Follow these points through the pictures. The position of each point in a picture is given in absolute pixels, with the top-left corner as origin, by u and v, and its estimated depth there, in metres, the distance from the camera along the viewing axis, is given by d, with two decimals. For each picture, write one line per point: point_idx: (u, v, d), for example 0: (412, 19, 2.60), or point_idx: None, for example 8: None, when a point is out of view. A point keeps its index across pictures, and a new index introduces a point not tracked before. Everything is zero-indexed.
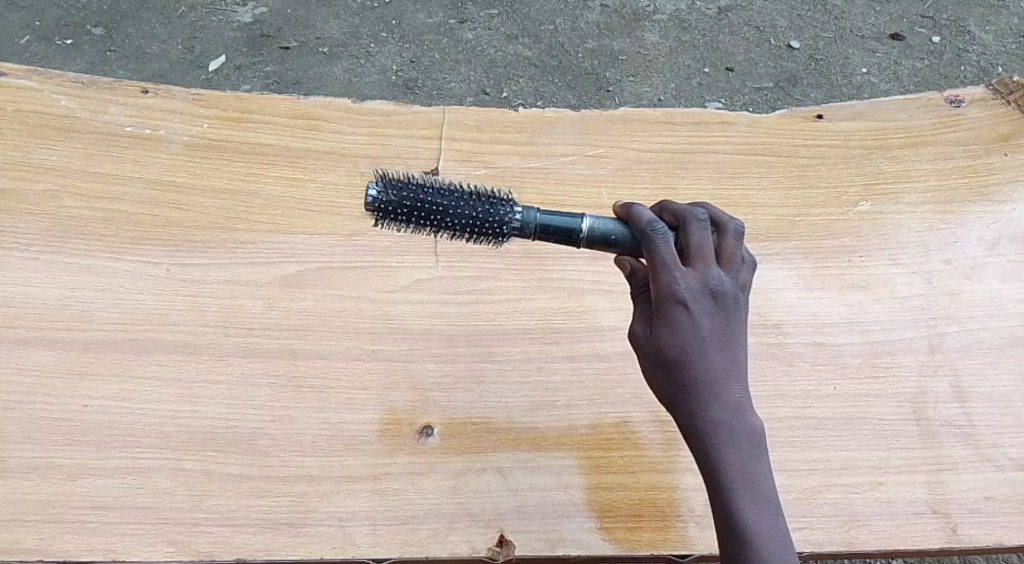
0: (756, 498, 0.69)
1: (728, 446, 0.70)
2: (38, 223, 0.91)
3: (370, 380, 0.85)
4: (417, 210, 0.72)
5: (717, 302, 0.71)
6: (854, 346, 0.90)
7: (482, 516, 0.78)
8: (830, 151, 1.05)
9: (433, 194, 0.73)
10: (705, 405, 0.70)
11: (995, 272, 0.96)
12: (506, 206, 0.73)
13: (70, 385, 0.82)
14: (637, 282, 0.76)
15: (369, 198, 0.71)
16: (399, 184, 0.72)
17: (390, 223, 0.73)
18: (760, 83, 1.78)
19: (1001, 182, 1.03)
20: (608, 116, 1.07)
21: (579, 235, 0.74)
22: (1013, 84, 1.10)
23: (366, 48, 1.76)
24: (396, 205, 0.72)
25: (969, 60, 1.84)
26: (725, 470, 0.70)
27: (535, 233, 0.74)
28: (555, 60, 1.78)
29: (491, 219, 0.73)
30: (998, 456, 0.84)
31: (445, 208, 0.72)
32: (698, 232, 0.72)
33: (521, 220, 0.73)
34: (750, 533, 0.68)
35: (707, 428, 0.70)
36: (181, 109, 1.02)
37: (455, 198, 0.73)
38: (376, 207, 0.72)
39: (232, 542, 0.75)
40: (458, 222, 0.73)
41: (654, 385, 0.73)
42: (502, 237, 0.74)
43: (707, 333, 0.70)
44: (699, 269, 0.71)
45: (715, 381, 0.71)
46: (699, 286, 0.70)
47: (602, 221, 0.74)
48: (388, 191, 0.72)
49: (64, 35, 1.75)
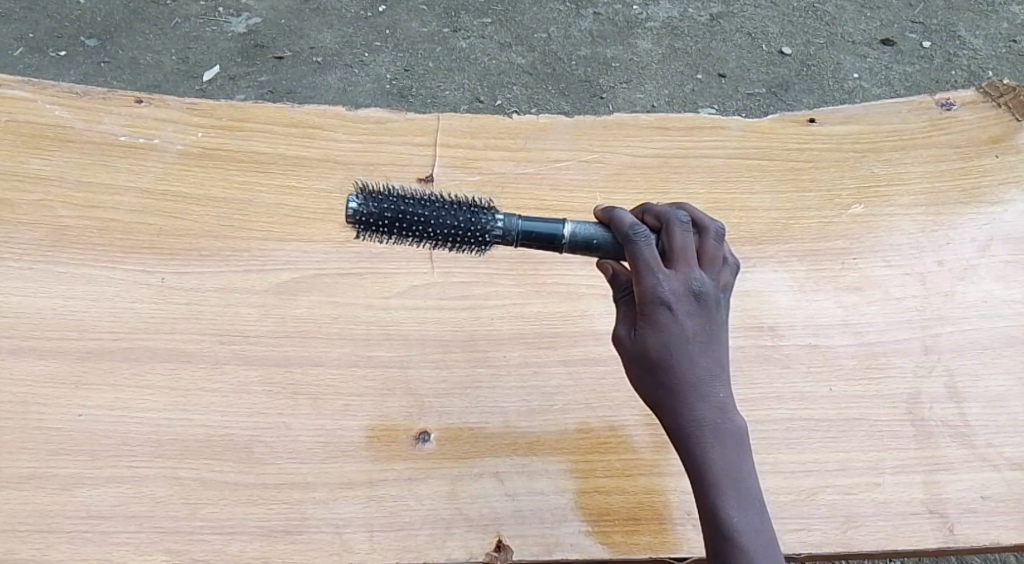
0: (741, 497, 0.70)
1: (713, 446, 0.70)
2: (32, 232, 0.91)
3: (366, 387, 0.85)
4: (400, 221, 0.72)
5: (701, 304, 0.71)
6: (848, 347, 0.90)
7: (479, 521, 0.78)
8: (823, 154, 1.05)
9: (415, 204, 0.73)
10: (690, 405, 0.71)
11: (988, 273, 0.97)
12: (488, 215, 0.74)
13: (65, 394, 0.82)
14: (619, 286, 0.77)
15: (351, 211, 0.71)
16: (381, 196, 0.72)
17: (372, 234, 0.73)
18: (752, 89, 1.78)
19: (994, 183, 1.03)
20: (602, 121, 1.07)
21: (561, 241, 0.75)
22: (1003, 87, 1.11)
23: (360, 57, 1.77)
24: (378, 217, 0.71)
25: (960, 64, 1.85)
26: (711, 470, 0.70)
27: (517, 240, 0.75)
28: (548, 67, 1.78)
29: (474, 229, 0.73)
30: (993, 456, 0.85)
31: (427, 219, 0.72)
32: (681, 235, 0.73)
33: (502, 227, 0.74)
34: (737, 533, 0.69)
35: (691, 429, 0.71)
36: (176, 118, 1.02)
37: (436, 208, 0.73)
38: (358, 220, 0.71)
39: (228, 550, 0.75)
40: (441, 232, 0.73)
41: (638, 387, 0.73)
42: (484, 245, 0.74)
43: (691, 334, 0.71)
44: (682, 271, 0.72)
45: (700, 381, 0.71)
46: (682, 288, 0.71)
47: (584, 225, 0.75)
48: (369, 204, 0.71)
49: (57, 47, 1.75)
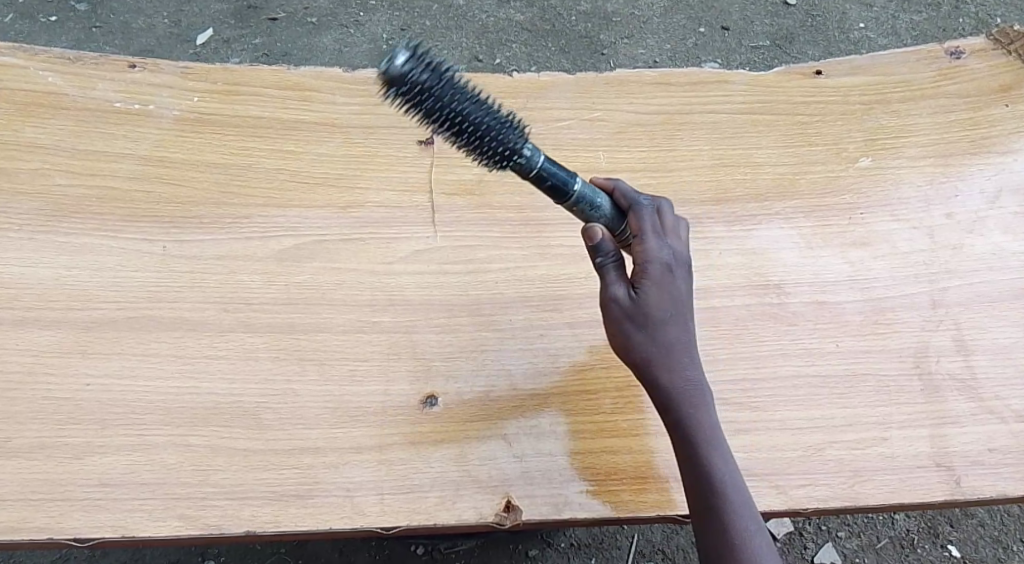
0: (726, 456, 0.73)
1: (703, 407, 0.74)
2: (30, 203, 0.91)
3: (372, 352, 0.85)
4: (444, 98, 0.67)
5: (691, 276, 0.77)
6: (855, 303, 0.90)
7: (488, 483, 0.78)
8: (829, 107, 1.04)
9: (462, 91, 0.68)
10: (684, 366, 0.74)
11: (996, 225, 0.96)
12: (520, 137, 0.70)
13: (71, 363, 0.82)
14: (602, 252, 0.73)
15: (398, 63, 0.66)
16: (433, 62, 0.67)
17: (403, 98, 0.67)
18: (756, 41, 1.75)
19: (1003, 133, 1.02)
20: (604, 79, 1.06)
21: (569, 194, 0.73)
22: (1013, 34, 1.08)
23: (355, 17, 1.74)
24: (424, 82, 0.66)
25: (967, 12, 1.81)
26: (702, 429, 0.73)
27: (532, 175, 0.71)
28: (547, 23, 1.76)
29: (508, 141, 0.69)
30: (1000, 409, 0.84)
31: (463, 112, 0.68)
32: (672, 213, 0.78)
33: (528, 156, 0.70)
34: (728, 488, 0.72)
35: (683, 388, 0.74)
36: (170, 83, 1.01)
37: (477, 105, 0.69)
38: (399, 78, 0.66)
39: (241, 515, 0.75)
40: (478, 129, 0.68)
41: (627, 345, 0.74)
42: (501, 163, 0.70)
43: (684, 299, 0.75)
44: (677, 242, 0.77)
45: (688, 345, 0.75)
46: (680, 256, 0.76)
47: (591, 190, 0.75)
48: (420, 65, 0.66)
49: (47, 12, 1.73)
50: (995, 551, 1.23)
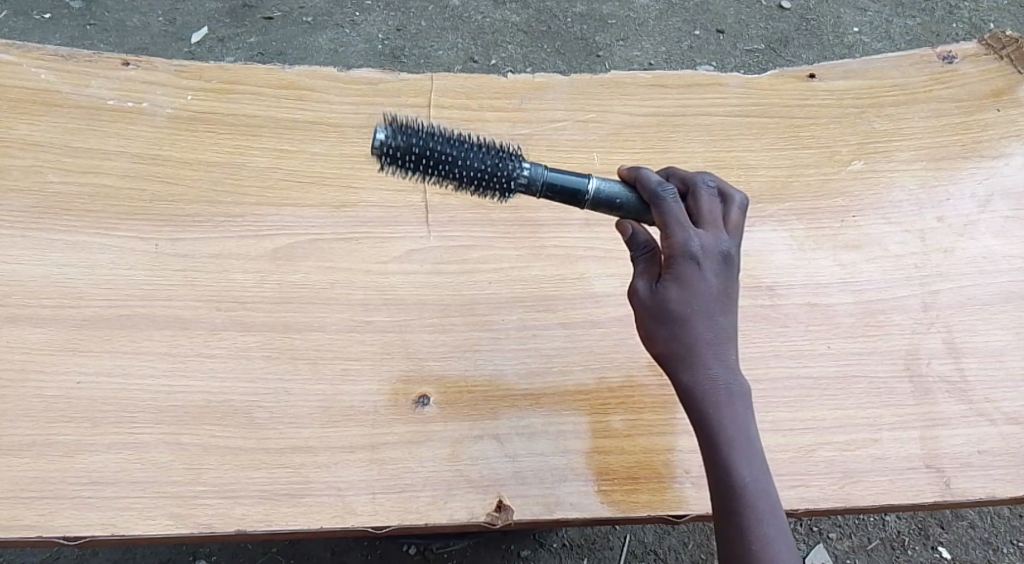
0: (750, 459, 0.72)
1: (727, 407, 0.72)
2: (23, 200, 0.90)
3: (365, 351, 0.85)
4: (427, 156, 0.72)
5: (727, 267, 0.73)
6: (848, 305, 0.90)
7: (481, 482, 0.78)
8: (822, 110, 1.04)
9: (446, 141, 0.73)
10: (708, 365, 0.72)
11: (988, 228, 0.96)
12: (515, 162, 0.74)
13: (61, 361, 0.82)
14: (637, 245, 0.76)
15: (377, 141, 0.71)
16: (410, 128, 0.72)
17: (396, 168, 0.72)
18: (750, 44, 1.76)
19: (994, 137, 1.03)
20: (598, 80, 1.06)
21: (584, 196, 0.75)
22: (1005, 39, 1.09)
23: (350, 17, 1.74)
24: (406, 148, 0.71)
25: (960, 17, 1.82)
26: (722, 433, 0.72)
27: (541, 190, 0.75)
28: (543, 25, 1.76)
29: (502, 174, 0.73)
30: (990, 411, 0.85)
31: (454, 158, 0.72)
32: (708, 200, 0.75)
33: (528, 176, 0.73)
34: (748, 492, 0.71)
35: (707, 390, 0.72)
36: (164, 81, 1.01)
37: (463, 148, 0.73)
38: (386, 153, 0.71)
39: (232, 514, 0.75)
40: (472, 168, 0.73)
41: (650, 340, 0.74)
42: (508, 192, 0.74)
43: (714, 292, 0.72)
44: (710, 232, 0.73)
45: (715, 342, 0.72)
46: (709, 245, 0.72)
47: (608, 184, 0.76)
48: (399, 135, 0.71)
49: (41, 10, 1.72)
50: (985, 553, 1.24)
